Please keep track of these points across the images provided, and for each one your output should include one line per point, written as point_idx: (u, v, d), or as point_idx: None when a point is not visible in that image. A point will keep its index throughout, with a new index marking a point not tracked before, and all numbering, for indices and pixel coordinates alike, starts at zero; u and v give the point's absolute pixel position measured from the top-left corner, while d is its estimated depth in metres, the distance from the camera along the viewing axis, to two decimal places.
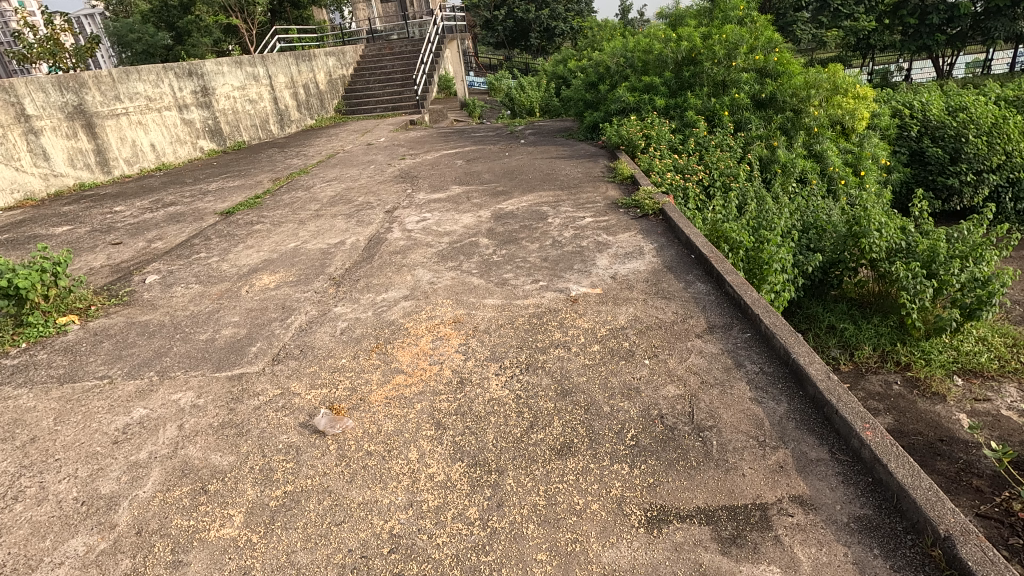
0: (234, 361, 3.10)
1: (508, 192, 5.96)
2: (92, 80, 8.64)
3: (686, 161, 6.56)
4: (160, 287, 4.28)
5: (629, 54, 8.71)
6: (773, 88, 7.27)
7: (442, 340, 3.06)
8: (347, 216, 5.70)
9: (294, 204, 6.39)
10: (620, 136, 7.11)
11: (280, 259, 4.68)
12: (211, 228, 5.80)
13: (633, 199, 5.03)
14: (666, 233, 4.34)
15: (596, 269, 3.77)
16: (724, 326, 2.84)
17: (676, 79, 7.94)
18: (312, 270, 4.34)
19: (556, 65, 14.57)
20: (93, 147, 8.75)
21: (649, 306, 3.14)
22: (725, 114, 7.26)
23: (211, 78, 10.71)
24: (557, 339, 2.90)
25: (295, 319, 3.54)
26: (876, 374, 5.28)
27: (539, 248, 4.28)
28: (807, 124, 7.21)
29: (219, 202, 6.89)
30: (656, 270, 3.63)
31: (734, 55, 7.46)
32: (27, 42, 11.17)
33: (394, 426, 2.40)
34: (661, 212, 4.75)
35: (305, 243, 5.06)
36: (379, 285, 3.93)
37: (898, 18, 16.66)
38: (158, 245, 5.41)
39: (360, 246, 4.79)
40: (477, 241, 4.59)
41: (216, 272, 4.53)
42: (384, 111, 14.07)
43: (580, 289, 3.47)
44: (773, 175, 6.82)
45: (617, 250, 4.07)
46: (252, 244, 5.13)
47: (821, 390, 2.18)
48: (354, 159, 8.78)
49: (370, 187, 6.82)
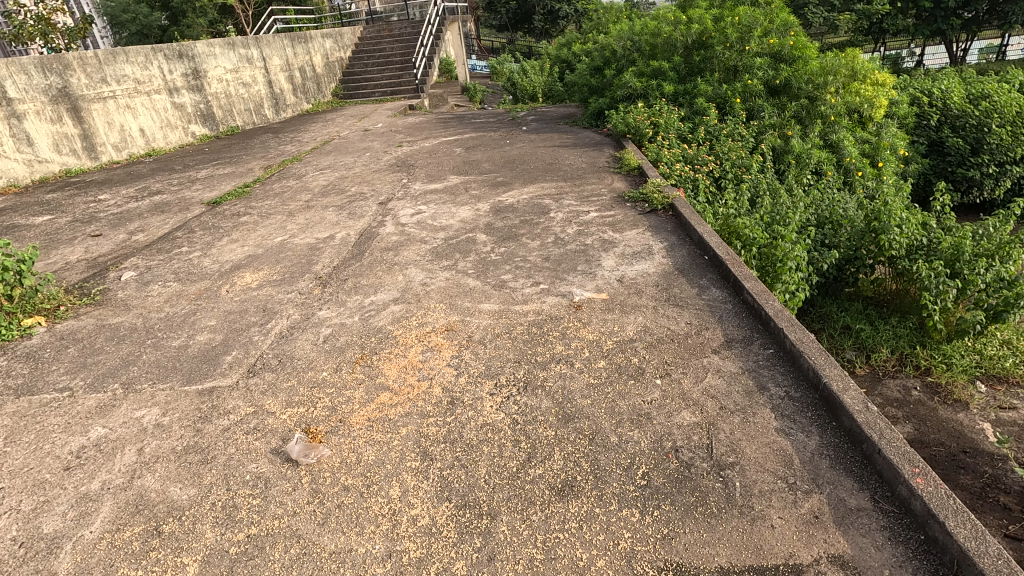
0: (206, 373, 2.84)
1: (509, 183, 5.66)
2: (77, 61, 8.30)
3: (696, 151, 6.24)
4: (135, 285, 4.02)
5: (636, 36, 8.31)
6: (788, 73, 6.92)
7: (433, 351, 2.80)
8: (338, 208, 5.41)
9: (284, 194, 6.10)
10: (626, 124, 6.76)
11: (266, 255, 4.42)
12: (196, 219, 5.52)
13: (641, 192, 4.75)
14: (677, 230, 4.05)
15: (601, 271, 3.49)
16: (744, 340, 2.57)
17: (685, 64, 7.59)
18: (297, 268, 4.07)
19: (561, 49, 14.14)
20: (79, 132, 8.45)
21: (660, 315, 2.87)
22: (737, 101, 6.92)
23: (203, 61, 10.35)
24: (559, 353, 2.63)
25: (276, 324, 3.28)
26: (893, 379, 5.01)
27: (540, 246, 4.00)
28: (823, 112, 6.87)
29: (207, 192, 6.60)
30: (666, 273, 3.36)
31: (748, 39, 7.10)
32: (18, 21, 10.73)
33: (376, 455, 2.14)
34: (670, 207, 4.45)
35: (292, 237, 4.78)
36: (368, 286, 3.65)
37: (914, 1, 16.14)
38: (140, 237, 5.14)
39: (351, 241, 4.51)
40: (474, 237, 4.30)
41: (196, 268, 4.26)
42: (383, 96, 13.69)
43: (584, 294, 3.20)
44: (786, 166, 6.49)
45: (624, 249, 3.79)
46: (237, 238, 4.86)
47: (859, 423, 1.91)
48: (349, 145, 8.47)
49: (365, 176, 6.52)
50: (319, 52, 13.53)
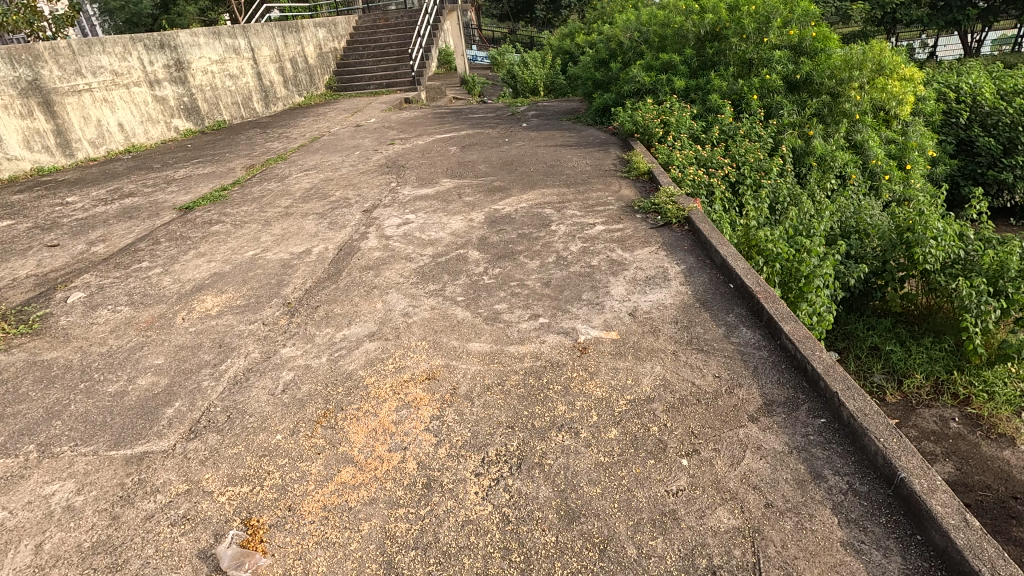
0: (140, 432, 2.38)
1: (507, 188, 5.17)
2: (48, 52, 7.79)
3: (710, 153, 5.74)
4: (82, 310, 3.56)
5: (644, 27, 7.78)
6: (809, 68, 6.39)
7: (410, 410, 2.33)
8: (320, 215, 4.94)
9: (263, 198, 5.62)
10: (634, 123, 6.26)
11: (233, 272, 3.95)
12: (164, 227, 5.05)
13: (652, 202, 4.27)
14: (695, 249, 3.57)
15: (610, 301, 3.02)
16: (788, 404, 2.10)
17: (697, 57, 7.05)
18: (265, 290, 3.60)
19: (563, 40, 13.58)
20: (52, 128, 7.95)
21: (682, 364, 2.40)
22: (754, 97, 6.40)
23: (186, 51, 9.84)
24: (561, 416, 2.17)
25: (231, 365, 2.81)
26: (929, 409, 4.51)
27: (539, 268, 3.52)
28: (846, 110, 6.34)
29: (182, 194, 6.14)
30: (685, 306, 2.89)
31: (766, 30, 6.56)
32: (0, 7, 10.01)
33: (328, 564, 1.69)
34: (686, 220, 3.96)
35: (265, 250, 4.30)
36: (341, 315, 3.18)
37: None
38: (101, 248, 4.68)
39: (328, 257, 4.04)
40: (466, 254, 3.83)
41: (153, 288, 3.79)
42: (378, 88, 13.14)
43: (590, 332, 2.73)
44: (807, 169, 5.99)
45: (636, 273, 3.31)
46: (204, 250, 4.39)
47: (959, 545, 1.46)
48: (338, 143, 7.98)
49: (351, 178, 6.04)
50: (312, 42, 12.99)
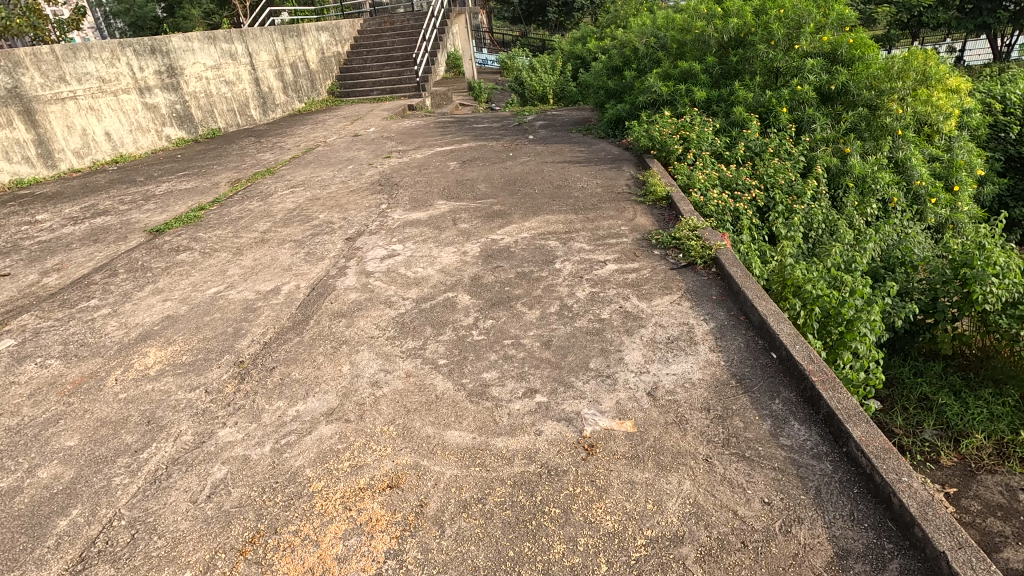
0: (17, 558, 1.85)
1: (507, 213, 4.62)
2: (30, 58, 7.37)
3: (735, 174, 5.15)
4: (5, 365, 3.05)
5: (661, 32, 7.22)
6: (845, 78, 5.77)
7: (361, 539, 1.78)
8: (297, 243, 4.42)
9: (240, 220, 5.13)
10: (651, 138, 5.68)
11: (188, 316, 3.44)
12: (127, 255, 4.55)
13: (672, 235, 3.71)
14: (726, 299, 2.99)
15: (623, 373, 2.46)
16: (869, 563, 1.54)
17: (720, 65, 6.45)
18: (217, 343, 3.07)
19: (575, 44, 13.05)
20: (33, 137, 7.52)
21: (719, 480, 1.84)
22: (783, 110, 5.78)
23: (179, 57, 9.43)
24: (558, 566, 1.61)
25: (154, 452, 2.28)
26: (992, 475, 3.86)
27: (539, 320, 2.96)
28: (886, 125, 5.73)
29: (157, 214, 5.67)
30: (717, 386, 2.31)
31: (798, 36, 5.93)
32: None
33: None
34: (713, 260, 3.38)
35: (230, 287, 3.79)
36: (299, 383, 2.64)
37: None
38: (52, 279, 4.20)
39: (298, 298, 3.51)
40: (454, 299, 3.29)
41: (93, 336, 3.28)
42: (381, 94, 12.68)
43: (598, 422, 2.17)
44: (842, 191, 5.36)
45: (655, 332, 2.75)
46: (163, 286, 3.88)
47: None
48: (332, 155, 7.49)
49: (340, 197, 5.53)
50: (314, 46, 12.55)
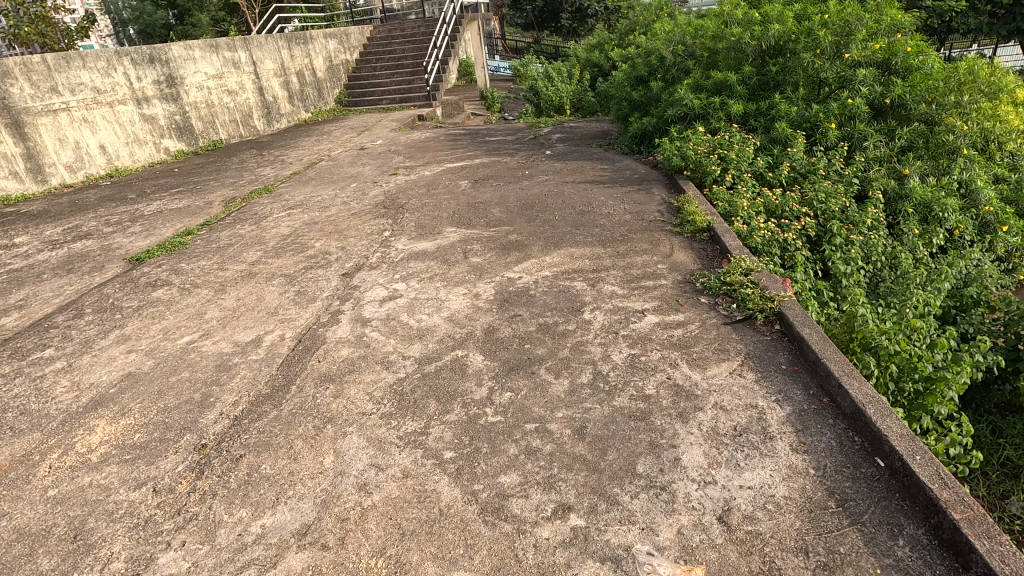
0: None
1: (525, 245, 4.08)
2: (19, 68, 6.97)
3: (780, 200, 4.58)
4: None
5: (690, 40, 6.68)
6: (901, 90, 5.16)
7: None
8: (288, 279, 3.91)
9: (228, 248, 4.64)
10: (683, 156, 5.14)
11: (151, 374, 2.92)
12: (99, 290, 4.06)
13: (722, 279, 3.15)
14: (800, 371, 2.42)
15: (682, 484, 1.90)
16: None
17: (758, 75, 5.87)
18: (178, 416, 2.54)
19: (591, 51, 12.52)
20: (22, 151, 7.10)
21: None
22: (832, 125, 5.18)
23: (179, 66, 9.03)
24: None
25: None
26: None
27: (569, 396, 2.40)
28: (949, 143, 5.11)
29: (142, 238, 5.20)
30: (813, 511, 1.74)
31: (847, 43, 5.32)
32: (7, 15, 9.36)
33: None
34: (777, 314, 2.82)
35: (205, 335, 3.27)
36: (269, 481, 2.11)
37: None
38: (11, 320, 3.71)
39: (280, 353, 2.98)
40: (464, 360, 2.74)
41: (37, 401, 2.77)
42: (391, 103, 12.23)
43: (656, 568, 1.62)
44: (901, 218, 4.75)
45: (717, 418, 2.18)
46: (130, 332, 3.38)
47: None
48: (336, 171, 7.02)
49: (340, 221, 5.03)
50: (321, 54, 12.14)
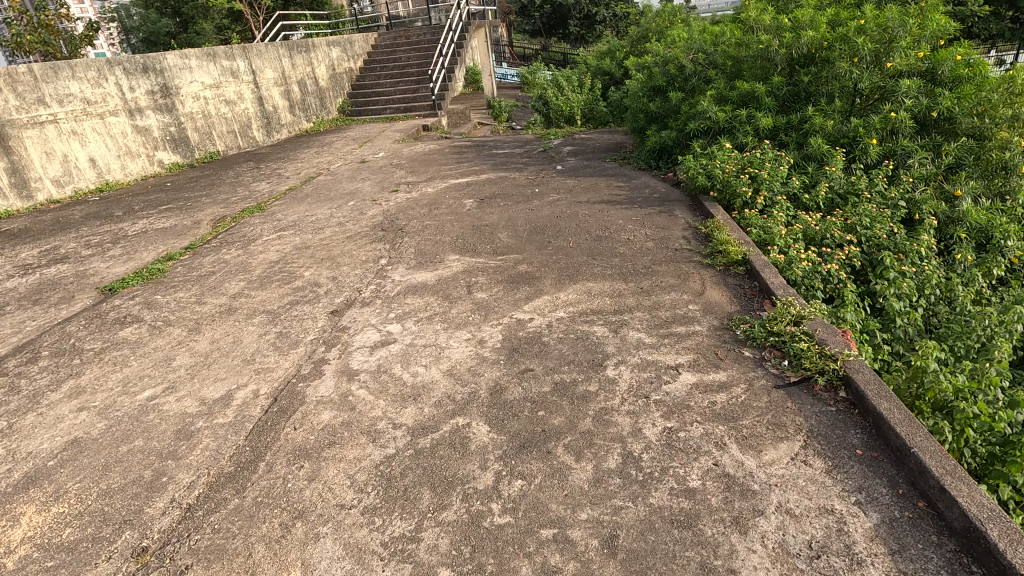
0: None
1: (536, 278, 3.63)
2: (3, 78, 6.61)
3: (820, 225, 4.12)
4: None
5: (712, 47, 6.22)
6: (949, 103, 4.69)
7: None
8: (270, 317, 3.48)
9: (210, 277, 4.22)
10: (710, 175, 4.69)
11: (100, 440, 2.49)
12: (61, 327, 3.64)
13: (768, 329, 2.70)
14: (884, 462, 1.95)
15: None
16: None
17: (787, 86, 5.40)
18: (120, 504, 2.11)
19: (602, 58, 12.07)
20: (5, 166, 6.72)
21: None
22: (873, 141, 4.71)
23: (175, 76, 8.69)
24: None
25: None
26: None
27: (595, 489, 1.94)
28: (1003, 160, 4.62)
29: (119, 263, 4.79)
30: None
31: (889, 50, 4.81)
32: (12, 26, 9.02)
33: None
34: (841, 378, 2.35)
35: (168, 389, 2.83)
36: None
37: (1010, 4, 13.67)
38: None
39: (251, 417, 2.54)
40: (465, 433, 2.28)
41: None
42: (395, 113, 11.86)
43: None
44: (953, 244, 4.28)
45: (786, 529, 1.72)
46: (85, 383, 2.95)
47: None
48: (333, 186, 6.61)
49: (333, 246, 4.61)
50: (323, 62, 11.80)
